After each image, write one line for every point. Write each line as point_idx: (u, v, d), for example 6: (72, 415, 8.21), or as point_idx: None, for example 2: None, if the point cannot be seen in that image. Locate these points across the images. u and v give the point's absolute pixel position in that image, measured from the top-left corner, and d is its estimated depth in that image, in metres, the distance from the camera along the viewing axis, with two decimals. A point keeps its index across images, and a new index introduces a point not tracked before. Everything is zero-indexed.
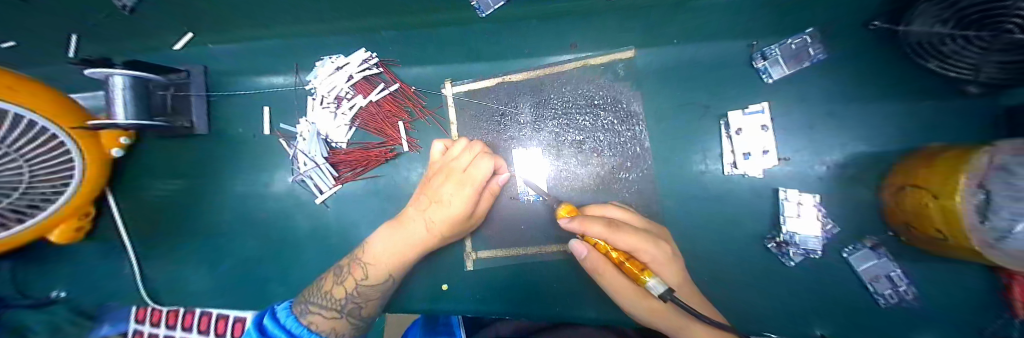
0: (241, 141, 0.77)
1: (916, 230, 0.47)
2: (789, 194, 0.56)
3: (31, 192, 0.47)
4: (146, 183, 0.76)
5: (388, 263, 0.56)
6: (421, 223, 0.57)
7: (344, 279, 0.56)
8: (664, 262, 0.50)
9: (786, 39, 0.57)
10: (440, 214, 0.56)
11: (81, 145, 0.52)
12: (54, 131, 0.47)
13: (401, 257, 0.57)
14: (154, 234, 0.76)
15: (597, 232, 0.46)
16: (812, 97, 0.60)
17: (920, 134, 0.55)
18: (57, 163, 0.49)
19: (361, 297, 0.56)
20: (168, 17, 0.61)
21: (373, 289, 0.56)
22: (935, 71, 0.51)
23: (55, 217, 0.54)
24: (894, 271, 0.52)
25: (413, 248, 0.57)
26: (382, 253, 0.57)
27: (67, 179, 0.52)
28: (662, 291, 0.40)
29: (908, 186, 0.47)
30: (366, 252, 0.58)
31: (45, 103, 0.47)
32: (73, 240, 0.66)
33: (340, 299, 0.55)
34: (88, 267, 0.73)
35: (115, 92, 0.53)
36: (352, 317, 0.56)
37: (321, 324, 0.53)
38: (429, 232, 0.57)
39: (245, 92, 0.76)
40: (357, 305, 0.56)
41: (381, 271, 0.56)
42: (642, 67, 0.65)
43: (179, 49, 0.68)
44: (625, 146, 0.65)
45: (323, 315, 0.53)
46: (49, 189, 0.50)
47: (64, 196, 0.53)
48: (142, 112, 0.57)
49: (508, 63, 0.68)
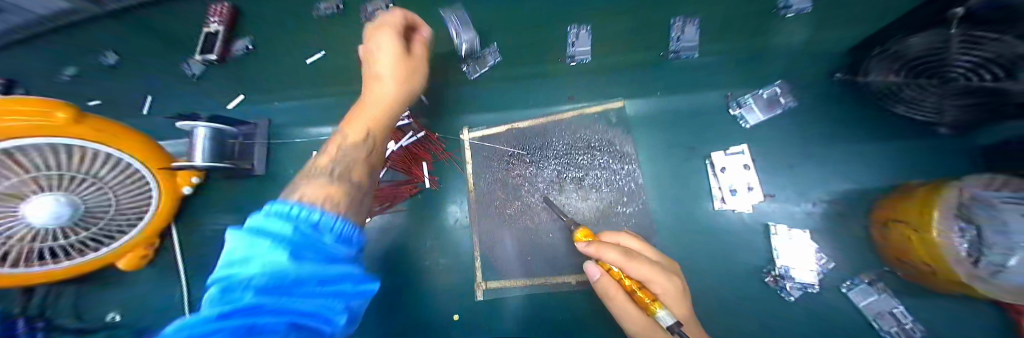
0: (287, 180, 0.89)
1: (907, 263, 0.49)
2: (779, 229, 0.60)
3: (112, 222, 0.59)
4: (205, 216, 0.88)
5: (364, 121, 0.54)
6: (374, 83, 0.57)
7: (327, 153, 0.50)
8: (676, 296, 0.48)
9: (760, 90, 0.67)
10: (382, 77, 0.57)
11: (160, 181, 0.65)
12: (141, 170, 0.60)
13: (375, 115, 0.55)
14: (205, 261, 0.87)
15: (613, 258, 0.47)
16: (793, 139, 0.66)
17: (901, 174, 0.59)
18: (138, 199, 0.62)
19: (348, 159, 0.48)
20: (276, 84, 0.87)
21: (356, 149, 0.51)
22: (904, 115, 0.56)
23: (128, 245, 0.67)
24: (896, 307, 0.52)
25: (382, 107, 0.56)
26: (359, 124, 0.54)
27: (140, 215, 0.65)
28: (669, 323, 0.43)
29: (890, 221, 0.51)
30: (346, 126, 0.54)
31: (147, 147, 0.60)
32: (139, 265, 0.76)
33: (319, 171, 0.45)
34: (150, 290, 0.84)
35: (197, 140, 0.69)
36: (350, 180, 0.45)
37: (309, 197, 0.37)
38: (388, 89, 0.57)
39: (300, 140, 0.90)
40: (346, 166, 0.47)
41: (358, 130, 0.53)
42: (632, 114, 0.74)
43: (228, 107, 0.87)
44: (621, 183, 0.71)
45: (312, 184, 0.41)
46: (125, 223, 0.62)
47: (139, 227, 0.66)
48: (214, 157, 0.72)
49: (516, 112, 0.80)
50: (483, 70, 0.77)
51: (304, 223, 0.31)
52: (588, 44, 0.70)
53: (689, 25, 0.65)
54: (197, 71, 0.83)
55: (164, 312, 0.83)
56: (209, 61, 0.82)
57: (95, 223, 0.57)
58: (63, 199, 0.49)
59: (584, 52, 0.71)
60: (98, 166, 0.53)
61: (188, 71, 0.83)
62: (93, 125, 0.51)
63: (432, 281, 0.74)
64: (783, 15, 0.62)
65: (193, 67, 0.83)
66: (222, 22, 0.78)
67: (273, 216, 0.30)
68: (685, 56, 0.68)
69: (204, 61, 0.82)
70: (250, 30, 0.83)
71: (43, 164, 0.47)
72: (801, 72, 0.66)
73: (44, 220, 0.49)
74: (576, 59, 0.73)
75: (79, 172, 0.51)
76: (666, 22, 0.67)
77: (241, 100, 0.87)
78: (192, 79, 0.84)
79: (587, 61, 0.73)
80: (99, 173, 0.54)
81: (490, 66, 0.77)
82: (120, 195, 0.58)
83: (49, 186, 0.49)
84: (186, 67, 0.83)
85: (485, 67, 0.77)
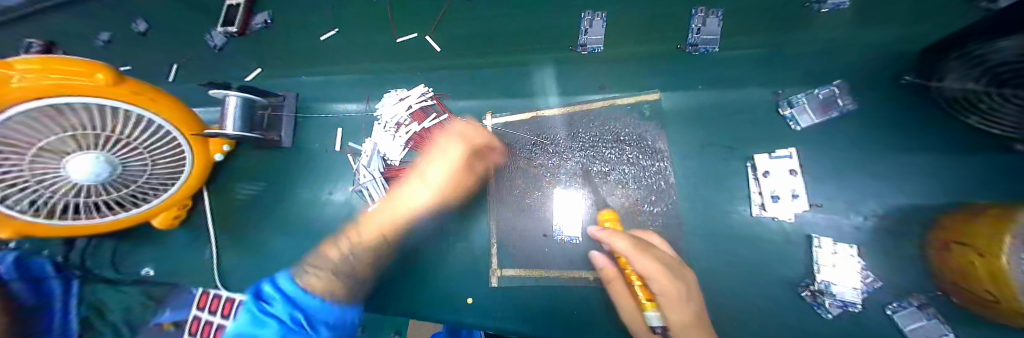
0: (314, 154, 0.91)
1: (964, 288, 0.44)
2: (823, 242, 0.57)
3: (149, 182, 0.63)
4: (234, 183, 0.92)
5: (384, 227, 0.61)
6: (421, 191, 0.64)
7: (341, 244, 0.58)
8: (682, 304, 0.47)
9: (813, 90, 0.62)
10: (440, 173, 0.64)
11: (192, 144, 0.66)
12: (179, 137, 0.63)
13: (394, 224, 0.62)
14: (231, 227, 0.90)
15: (620, 246, 0.51)
16: (844, 146, 0.61)
17: (984, 189, 0.51)
18: (174, 162, 0.65)
19: (357, 259, 0.57)
20: (304, 56, 0.88)
21: (370, 254, 0.59)
22: (977, 127, 0.50)
23: (161, 206, 0.70)
24: (947, 336, 0.47)
25: (394, 222, 0.62)
26: (378, 218, 0.62)
27: (176, 179, 0.68)
28: (656, 324, 0.50)
29: (951, 242, 0.46)
30: (365, 218, 0.64)
31: (181, 116, 0.61)
32: (170, 226, 0.80)
33: (329, 265, 0.54)
34: (182, 249, 0.89)
35: (229, 109, 0.71)
36: (348, 279, 0.54)
37: (315, 282, 0.49)
38: (428, 197, 0.64)
39: (324, 115, 0.91)
40: (352, 265, 0.56)
41: (373, 233, 0.60)
42: (667, 107, 0.70)
43: (247, 79, 0.91)
44: (649, 180, 0.68)
45: (319, 277, 0.51)
46: (160, 184, 0.66)
47: (173, 189, 0.69)
48: (245, 127, 0.74)
49: (543, 101, 0.78)
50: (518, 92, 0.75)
51: (303, 313, 0.45)
52: (601, 33, 0.68)
53: (711, 17, 0.62)
54: (219, 43, 0.88)
55: (194, 270, 0.88)
56: (230, 34, 0.86)
57: (135, 181, 0.60)
58: (102, 158, 0.51)
59: (597, 41, 0.69)
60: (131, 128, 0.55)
61: (212, 44, 0.88)
62: (129, 88, 0.53)
63: (448, 266, 0.75)
64: (816, 10, 0.58)
65: (216, 39, 0.88)
66: None
67: (276, 305, 0.44)
68: (705, 50, 0.66)
69: (227, 34, 0.86)
70: (268, 5, 0.86)
71: (85, 123, 0.49)
72: (864, 71, 0.60)
73: (85, 176, 0.51)
74: (590, 49, 0.71)
75: (117, 133, 0.53)
76: (687, 12, 0.64)
77: (258, 73, 0.90)
78: (216, 51, 0.89)
79: (600, 50, 0.71)
80: (135, 135, 0.55)
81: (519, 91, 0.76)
82: (157, 158, 0.61)
83: (95, 145, 0.51)
84: (209, 39, 0.88)
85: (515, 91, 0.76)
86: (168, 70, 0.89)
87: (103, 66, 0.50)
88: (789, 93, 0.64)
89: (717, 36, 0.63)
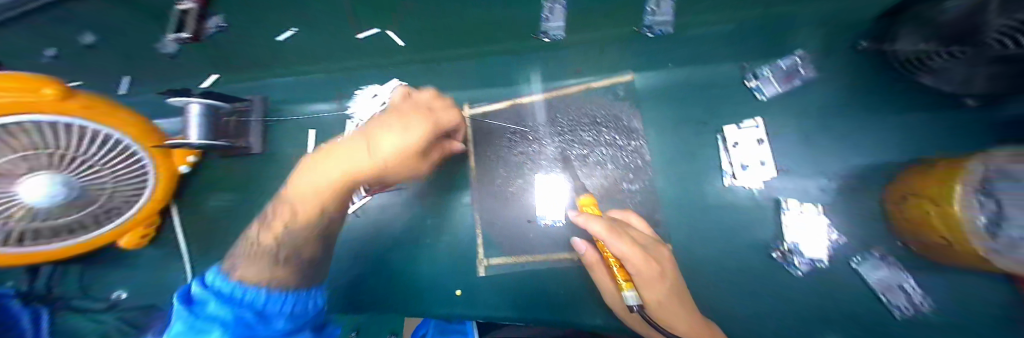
0: (285, 158, 0.87)
1: (921, 237, 0.47)
2: (790, 204, 0.60)
3: (114, 199, 0.58)
4: (204, 195, 0.88)
5: (316, 200, 0.45)
6: (354, 152, 0.43)
7: (272, 226, 0.48)
8: (654, 279, 0.48)
9: (778, 61, 0.64)
10: (390, 140, 0.43)
11: (155, 156, 0.61)
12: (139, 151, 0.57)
13: (329, 193, 0.45)
14: (205, 241, 0.86)
15: (596, 230, 0.49)
16: (807, 114, 0.63)
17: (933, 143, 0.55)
18: (135, 178, 0.60)
19: (297, 240, 0.47)
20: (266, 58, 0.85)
21: (309, 232, 0.48)
22: (932, 85, 0.53)
23: (129, 224, 0.67)
24: (906, 282, 0.53)
25: (333, 189, 0.45)
26: (307, 187, 0.45)
27: (141, 192, 0.64)
28: (632, 303, 0.47)
29: (908, 195, 0.49)
30: (294, 188, 0.47)
31: (138, 127, 0.55)
32: (140, 244, 0.76)
33: (262, 254, 0.45)
34: (155, 267, 0.85)
35: (191, 117, 0.66)
36: (292, 264, 0.47)
37: (251, 276, 0.44)
38: (366, 166, 0.43)
39: (293, 117, 0.87)
40: (293, 250, 0.47)
41: (307, 208, 0.46)
42: (640, 87, 0.71)
43: (201, 87, 0.84)
44: (627, 159, 0.69)
45: (255, 268, 0.45)
46: (124, 201, 0.62)
47: (137, 206, 0.65)
48: (212, 134, 0.70)
49: (518, 87, 0.77)
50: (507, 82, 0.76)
51: (248, 309, 0.42)
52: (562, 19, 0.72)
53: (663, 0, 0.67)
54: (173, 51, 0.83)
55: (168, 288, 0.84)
56: (183, 41, 0.81)
57: (97, 200, 0.56)
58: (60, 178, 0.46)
59: (558, 28, 0.72)
60: (84, 145, 0.48)
61: (164, 52, 0.83)
62: (81, 103, 0.46)
63: (434, 259, 0.75)
64: None
65: (168, 46, 0.83)
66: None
67: (214, 306, 0.41)
68: (660, 31, 0.68)
69: (178, 41, 0.81)
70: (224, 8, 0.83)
71: (35, 143, 0.43)
72: (818, 42, 0.63)
73: (38, 199, 0.46)
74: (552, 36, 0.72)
75: (69, 149, 0.47)
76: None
77: (215, 79, 0.85)
78: (168, 58, 0.84)
79: (562, 37, 0.73)
80: (92, 152, 0.49)
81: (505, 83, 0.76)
82: (116, 172, 0.55)
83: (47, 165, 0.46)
84: (161, 47, 0.83)
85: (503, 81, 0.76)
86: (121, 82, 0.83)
87: (43, 81, 0.42)
88: (753, 66, 0.66)
89: (670, 18, 0.67)
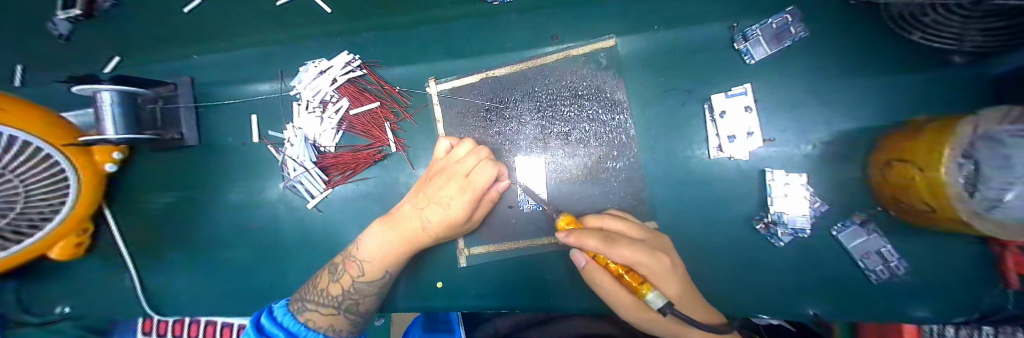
0: (230, 150, 0.77)
1: (904, 203, 0.46)
2: (776, 176, 0.57)
3: (28, 210, 0.47)
4: (140, 196, 0.76)
5: (382, 261, 0.57)
6: (417, 221, 0.57)
7: (341, 277, 0.57)
8: (663, 274, 0.46)
9: (767, 19, 0.57)
10: (443, 212, 0.56)
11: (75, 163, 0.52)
12: (52, 153, 0.48)
13: (393, 254, 0.57)
14: (148, 249, 0.76)
15: (593, 246, 0.43)
16: (795, 78, 0.60)
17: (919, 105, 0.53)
18: (53, 183, 0.49)
19: (358, 293, 0.57)
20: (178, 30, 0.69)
21: (373, 287, 0.58)
22: (920, 42, 0.50)
23: (54, 233, 0.54)
24: (884, 247, 0.53)
25: (406, 244, 0.58)
26: (376, 249, 0.57)
27: (62, 199, 0.52)
28: (661, 305, 0.40)
29: (893, 160, 0.47)
30: (361, 248, 0.58)
31: (38, 123, 0.47)
32: (75, 255, 0.65)
33: (332, 299, 0.55)
34: (93, 284, 0.74)
35: (103, 107, 0.53)
36: (353, 313, 0.57)
37: (320, 320, 0.53)
38: (444, 220, 0.57)
39: (230, 101, 0.75)
40: (354, 300, 0.57)
41: (375, 267, 0.57)
42: (624, 54, 0.65)
43: (106, 73, 0.69)
44: (611, 136, 0.65)
45: (320, 311, 0.54)
46: (48, 209, 0.50)
47: (62, 212, 0.53)
48: (131, 127, 0.57)
49: (489, 58, 0.68)
50: (466, 77, 0.69)
51: None
52: None
53: None
54: (65, 31, 0.64)
55: (116, 302, 0.75)
56: (74, 18, 0.63)
57: (7, 211, 0.44)
58: None
59: None
60: None
61: (54, 32, 0.63)
62: None
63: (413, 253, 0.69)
64: None
65: (60, 25, 0.63)
66: None
67: None
68: None
69: (67, 19, 0.62)
70: None
71: None
72: None
73: None
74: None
75: None
76: None
77: (119, 62, 0.69)
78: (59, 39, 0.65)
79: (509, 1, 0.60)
80: None
81: (466, 75, 0.69)
82: (27, 179, 0.45)
83: None
84: (51, 24, 0.63)
85: (466, 75, 0.69)
86: (12, 72, 0.64)
87: None
88: (745, 26, 0.60)
89: None
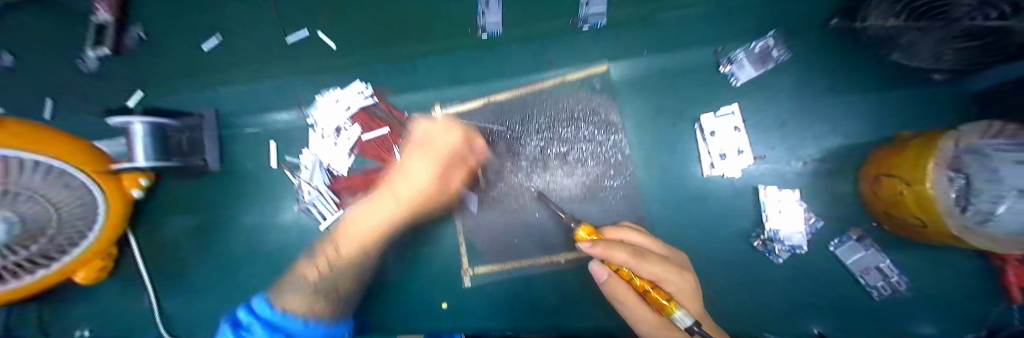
0: (247, 174, 0.81)
1: (896, 218, 0.47)
2: (769, 193, 0.59)
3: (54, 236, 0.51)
4: (163, 219, 0.81)
5: (358, 239, 0.60)
6: (391, 197, 0.61)
7: (320, 260, 0.60)
8: (689, 293, 0.48)
9: (750, 43, 0.61)
10: (413, 180, 0.60)
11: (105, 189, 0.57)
12: (82, 179, 0.52)
13: (370, 231, 0.60)
14: (168, 270, 0.80)
15: (622, 260, 0.43)
16: (784, 96, 0.62)
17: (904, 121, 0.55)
18: (80, 210, 0.54)
19: (334, 273, 0.58)
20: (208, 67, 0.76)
21: (349, 267, 0.60)
22: (901, 62, 0.52)
23: (78, 258, 0.58)
24: (883, 262, 0.54)
25: (385, 221, 0.61)
26: (354, 230, 0.60)
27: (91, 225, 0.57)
28: (689, 324, 0.42)
29: (882, 176, 0.48)
30: (339, 230, 0.62)
31: (78, 153, 0.52)
32: (99, 278, 0.69)
33: (308, 286, 0.56)
34: (117, 304, 0.78)
35: (137, 138, 0.60)
36: (329, 296, 0.57)
37: (295, 305, 0.52)
38: (415, 189, 0.60)
39: (251, 129, 0.81)
40: (329, 282, 0.58)
41: (352, 244, 0.60)
42: (617, 79, 0.69)
43: (129, 106, 0.75)
44: (608, 155, 0.67)
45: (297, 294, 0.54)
46: (74, 234, 0.54)
47: (90, 238, 0.57)
48: (161, 155, 0.63)
49: (491, 84, 0.73)
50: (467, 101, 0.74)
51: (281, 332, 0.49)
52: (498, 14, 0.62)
53: None
54: (93, 67, 0.72)
55: (133, 322, 0.78)
56: (102, 56, 0.70)
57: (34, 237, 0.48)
58: None
59: (494, 24, 0.63)
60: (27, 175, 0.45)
61: (84, 66, 0.71)
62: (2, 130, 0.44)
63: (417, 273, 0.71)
64: None
65: (89, 62, 0.71)
66: (104, 8, 0.66)
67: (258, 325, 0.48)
68: (595, 24, 0.62)
69: (96, 56, 0.70)
70: None
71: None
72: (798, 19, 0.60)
73: None
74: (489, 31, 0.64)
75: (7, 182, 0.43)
76: None
77: (141, 96, 0.75)
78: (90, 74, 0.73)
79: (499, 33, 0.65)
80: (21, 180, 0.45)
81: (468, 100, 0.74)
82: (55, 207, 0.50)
83: None
84: (81, 61, 0.71)
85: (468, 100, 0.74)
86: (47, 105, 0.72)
87: None
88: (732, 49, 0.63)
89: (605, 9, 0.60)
